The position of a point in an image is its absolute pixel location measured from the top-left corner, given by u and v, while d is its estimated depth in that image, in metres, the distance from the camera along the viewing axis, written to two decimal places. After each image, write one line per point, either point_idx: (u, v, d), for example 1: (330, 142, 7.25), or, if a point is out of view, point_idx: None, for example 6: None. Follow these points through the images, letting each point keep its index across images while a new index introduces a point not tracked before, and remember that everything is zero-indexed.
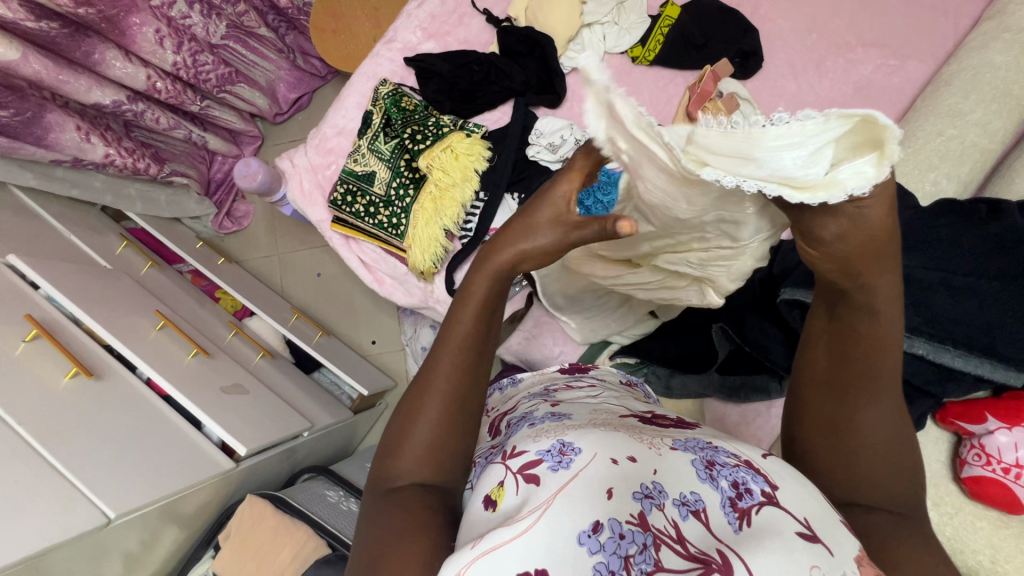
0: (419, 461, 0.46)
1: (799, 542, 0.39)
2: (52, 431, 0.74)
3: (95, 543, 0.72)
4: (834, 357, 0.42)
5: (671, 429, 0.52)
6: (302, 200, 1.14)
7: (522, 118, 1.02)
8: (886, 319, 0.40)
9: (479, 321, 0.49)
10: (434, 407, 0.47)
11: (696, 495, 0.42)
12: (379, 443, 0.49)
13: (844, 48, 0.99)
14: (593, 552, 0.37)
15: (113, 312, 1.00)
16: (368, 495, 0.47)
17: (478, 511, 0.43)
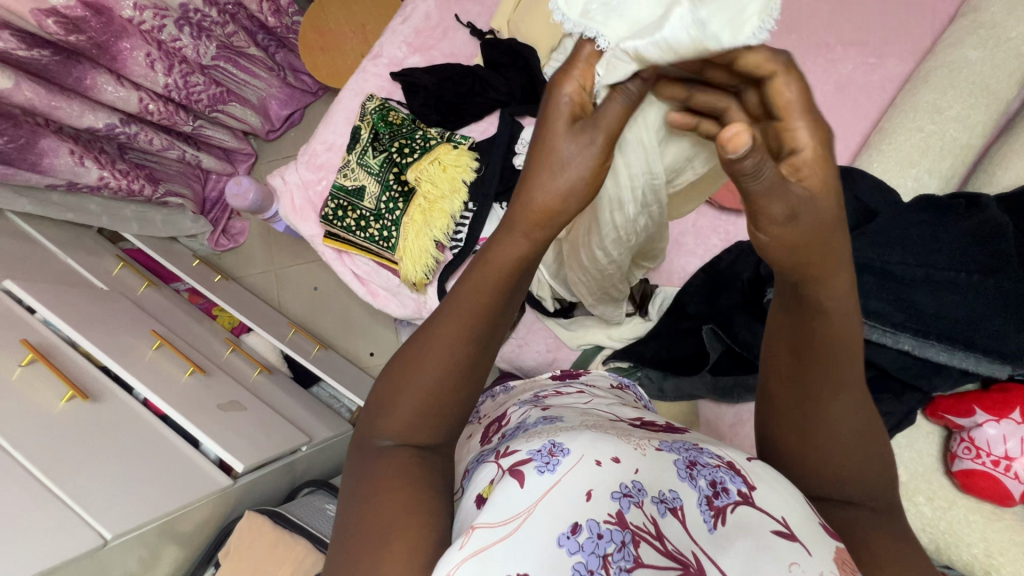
0: (408, 423, 0.44)
1: (774, 539, 0.40)
2: (50, 455, 0.74)
3: (94, 566, 0.72)
4: (794, 359, 0.43)
5: (661, 433, 0.52)
6: (293, 216, 1.16)
7: (508, 127, 1.03)
8: (840, 323, 0.41)
9: (490, 305, 0.43)
10: (427, 379, 0.43)
11: (675, 494, 0.42)
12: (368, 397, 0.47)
13: (824, 48, 1.00)
14: (572, 553, 0.38)
15: (109, 334, 1.01)
16: (355, 454, 0.46)
17: (470, 509, 0.43)
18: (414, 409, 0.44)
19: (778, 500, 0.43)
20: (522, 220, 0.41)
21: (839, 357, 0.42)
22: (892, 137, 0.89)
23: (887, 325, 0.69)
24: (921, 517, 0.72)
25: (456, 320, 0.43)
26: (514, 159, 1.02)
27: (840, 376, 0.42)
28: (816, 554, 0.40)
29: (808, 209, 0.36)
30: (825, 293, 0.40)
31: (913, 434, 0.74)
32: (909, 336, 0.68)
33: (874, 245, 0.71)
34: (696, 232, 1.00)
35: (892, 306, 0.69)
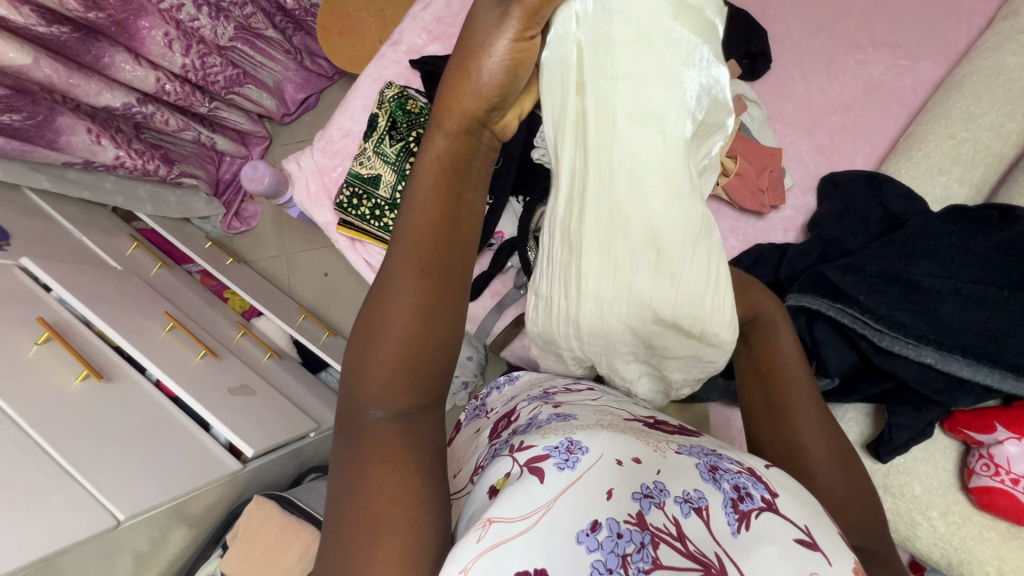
0: (392, 385, 0.42)
1: (796, 547, 0.40)
2: (63, 434, 0.74)
3: (107, 544, 0.73)
4: (760, 379, 0.55)
5: (676, 435, 0.53)
6: (308, 203, 1.15)
7: (528, 122, 1.03)
8: (780, 347, 0.56)
9: (440, 210, 0.42)
10: (394, 320, 0.42)
11: (700, 494, 0.42)
12: (343, 370, 0.45)
13: (855, 49, 0.98)
14: (591, 550, 0.38)
15: (124, 314, 1.01)
16: (343, 432, 0.44)
17: (484, 501, 0.43)
18: (389, 363, 0.42)
19: (801, 510, 0.43)
20: (437, 121, 0.42)
21: (793, 377, 0.54)
22: (921, 143, 0.87)
23: (910, 337, 0.69)
24: (933, 532, 0.71)
25: (406, 241, 0.42)
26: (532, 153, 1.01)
27: (790, 364, 0.55)
28: (838, 563, 0.40)
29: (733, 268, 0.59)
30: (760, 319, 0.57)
31: (929, 448, 0.73)
32: (932, 349, 0.68)
33: (901, 256, 0.72)
34: None
35: (916, 318, 0.69)
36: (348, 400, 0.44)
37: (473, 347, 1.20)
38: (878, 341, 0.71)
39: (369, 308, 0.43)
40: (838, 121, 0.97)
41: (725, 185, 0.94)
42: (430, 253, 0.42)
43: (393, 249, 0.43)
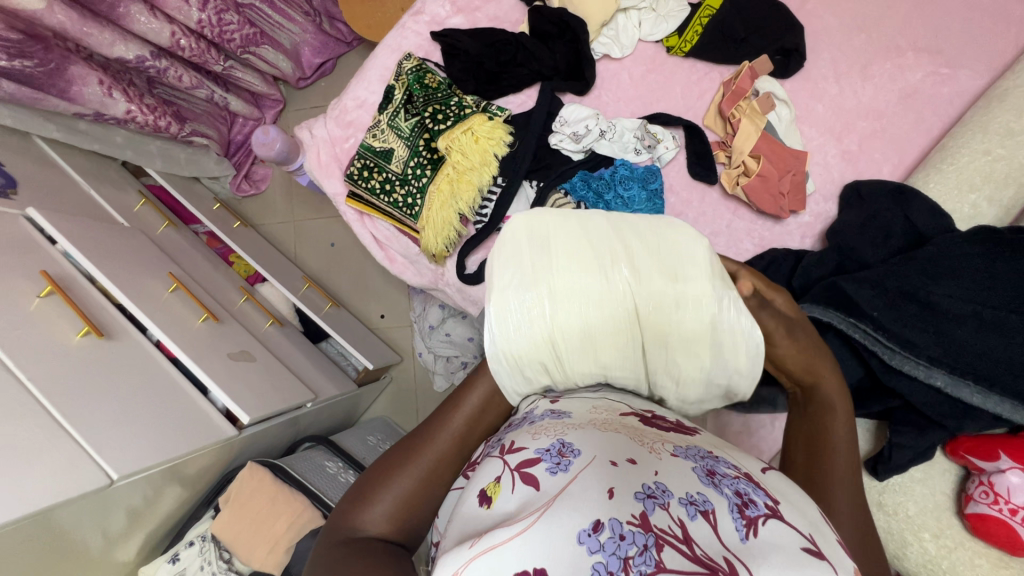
0: (391, 514, 0.52)
1: (805, 556, 0.40)
2: (62, 390, 0.74)
3: (102, 501, 0.74)
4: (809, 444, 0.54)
5: (671, 433, 0.52)
6: (318, 172, 1.13)
7: (547, 104, 1.01)
8: (836, 421, 0.55)
9: (480, 401, 0.58)
10: (412, 472, 0.54)
11: (705, 497, 0.42)
12: (349, 493, 0.54)
13: (894, 52, 0.94)
14: (593, 551, 0.38)
15: (127, 273, 1.01)
16: (332, 539, 0.51)
17: (474, 506, 0.46)
18: (397, 497, 0.53)
19: (802, 518, 0.44)
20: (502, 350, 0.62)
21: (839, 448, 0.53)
22: (954, 157, 0.84)
23: (922, 357, 0.67)
24: (924, 553, 0.71)
25: (449, 417, 0.57)
26: (550, 138, 1.00)
27: (837, 441, 0.54)
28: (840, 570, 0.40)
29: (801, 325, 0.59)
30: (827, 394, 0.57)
31: (928, 470, 0.72)
32: (943, 372, 0.66)
33: (920, 274, 0.70)
34: (730, 234, 0.97)
35: (931, 339, 0.67)
36: (346, 516, 0.53)
37: (474, 328, 1.38)
38: (888, 359, 0.70)
39: (407, 443, 0.56)
40: (869, 127, 0.94)
41: (744, 185, 0.93)
42: (469, 425, 0.57)
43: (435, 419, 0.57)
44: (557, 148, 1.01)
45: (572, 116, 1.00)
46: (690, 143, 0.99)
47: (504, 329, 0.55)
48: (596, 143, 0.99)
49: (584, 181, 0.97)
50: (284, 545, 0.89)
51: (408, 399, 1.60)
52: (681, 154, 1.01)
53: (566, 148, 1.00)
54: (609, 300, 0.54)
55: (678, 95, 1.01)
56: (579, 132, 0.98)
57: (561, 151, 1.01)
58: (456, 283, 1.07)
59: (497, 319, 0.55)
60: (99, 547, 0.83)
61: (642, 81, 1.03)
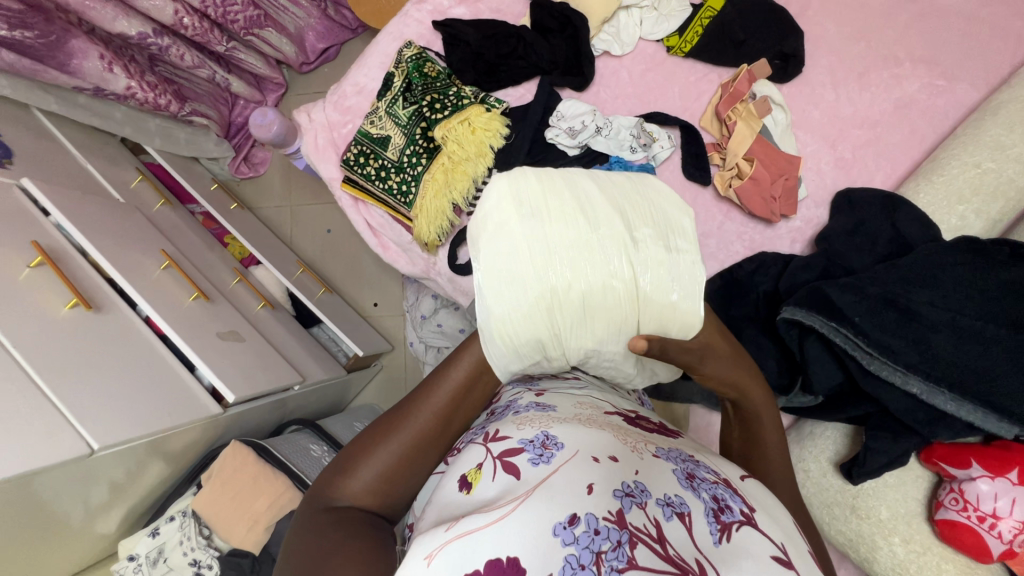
0: (371, 488, 0.52)
1: (773, 564, 0.41)
2: (48, 359, 0.75)
3: (84, 470, 0.75)
4: (746, 439, 0.61)
5: (654, 435, 0.56)
6: (315, 156, 1.13)
7: (545, 98, 1.01)
8: (767, 418, 0.61)
9: (467, 377, 0.57)
10: (392, 446, 0.53)
11: (682, 500, 0.44)
12: (331, 465, 0.55)
13: (892, 62, 0.94)
14: (566, 543, 0.39)
15: (120, 249, 1.01)
16: (310, 508, 0.52)
17: (454, 491, 0.47)
18: (376, 471, 0.53)
19: (778, 529, 0.45)
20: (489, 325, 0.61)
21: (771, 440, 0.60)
22: (945, 168, 0.84)
23: (900, 364, 0.68)
24: (892, 557, 0.72)
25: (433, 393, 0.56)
26: (547, 132, 1.00)
27: (769, 435, 0.60)
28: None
29: (715, 351, 0.58)
30: (756, 397, 0.61)
31: (901, 476, 0.73)
32: (919, 379, 0.67)
33: (903, 281, 0.71)
34: (721, 236, 0.97)
35: (909, 347, 0.68)
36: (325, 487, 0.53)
37: (466, 321, 1.39)
38: (867, 363, 0.70)
39: (390, 418, 0.56)
40: (863, 136, 0.95)
41: (736, 188, 0.94)
42: (452, 402, 0.56)
43: (419, 394, 0.57)
44: (553, 142, 1.01)
45: (569, 112, 1.00)
46: (685, 144, 1.00)
47: (497, 293, 0.56)
48: (591, 140, 0.99)
49: None
50: (263, 523, 0.89)
51: (397, 388, 1.61)
52: (676, 155, 1.01)
53: (561, 142, 1.00)
54: (605, 265, 0.56)
55: (675, 95, 1.02)
56: (575, 127, 0.98)
57: (556, 146, 1.01)
58: (447, 273, 1.08)
59: (490, 288, 0.56)
60: (79, 517, 0.84)
61: (641, 79, 1.03)
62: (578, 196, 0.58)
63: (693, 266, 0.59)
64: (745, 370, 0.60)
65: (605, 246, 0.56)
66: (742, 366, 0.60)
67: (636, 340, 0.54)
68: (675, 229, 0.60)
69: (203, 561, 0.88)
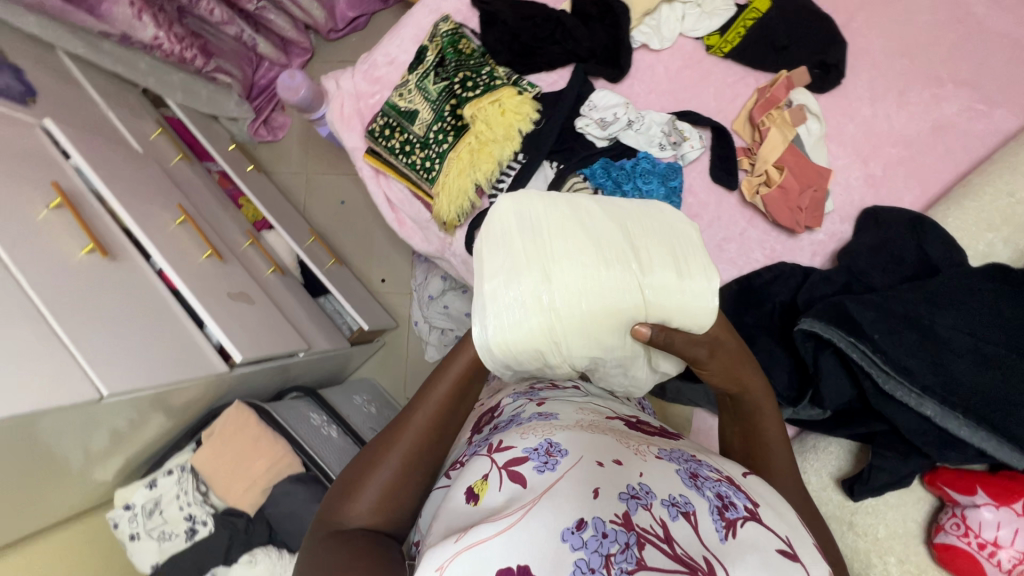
0: (374, 505, 0.52)
1: (778, 556, 0.42)
2: (61, 301, 0.74)
3: (89, 416, 0.74)
4: (745, 436, 0.60)
5: (655, 437, 0.56)
6: (340, 124, 1.12)
7: (578, 86, 1.00)
8: (767, 413, 0.60)
9: (458, 383, 0.56)
10: (392, 462, 0.53)
11: (686, 499, 0.44)
12: (333, 490, 0.54)
13: (933, 82, 0.93)
14: (575, 548, 0.39)
15: (137, 199, 1.00)
16: (317, 535, 0.51)
17: (461, 502, 0.46)
18: (378, 487, 0.52)
19: (782, 522, 0.46)
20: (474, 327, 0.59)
21: (772, 435, 0.60)
22: (977, 194, 0.83)
23: (916, 385, 0.68)
24: None
25: (426, 403, 0.55)
26: (577, 121, 0.99)
27: (770, 431, 0.60)
28: (811, 571, 0.43)
29: (714, 343, 0.58)
30: (755, 391, 0.60)
31: (903, 497, 0.73)
32: (935, 403, 0.67)
33: (927, 301, 0.70)
34: (742, 242, 0.96)
35: (927, 367, 0.68)
36: (329, 513, 0.52)
37: None
38: (882, 382, 0.70)
39: (387, 433, 0.55)
40: (896, 154, 0.93)
41: (764, 195, 0.93)
42: (445, 408, 0.55)
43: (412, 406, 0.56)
44: (582, 132, 1.00)
45: (602, 102, 0.99)
46: (716, 145, 0.98)
47: (505, 307, 0.56)
48: (621, 133, 0.98)
49: (604, 168, 0.96)
50: (260, 485, 0.89)
51: (397, 366, 1.61)
52: (705, 156, 1.00)
53: (591, 133, 0.99)
54: (614, 283, 0.56)
55: (710, 96, 1.00)
56: (607, 118, 0.98)
57: (585, 136, 1.00)
58: (463, 255, 1.06)
59: (496, 301, 0.56)
60: (79, 462, 0.84)
61: (677, 76, 1.01)
62: (585, 219, 0.59)
63: (707, 283, 0.59)
64: (743, 363, 0.59)
65: (611, 269, 0.57)
66: (742, 358, 0.60)
67: (638, 328, 0.56)
68: (682, 250, 0.60)
69: (198, 516, 0.88)
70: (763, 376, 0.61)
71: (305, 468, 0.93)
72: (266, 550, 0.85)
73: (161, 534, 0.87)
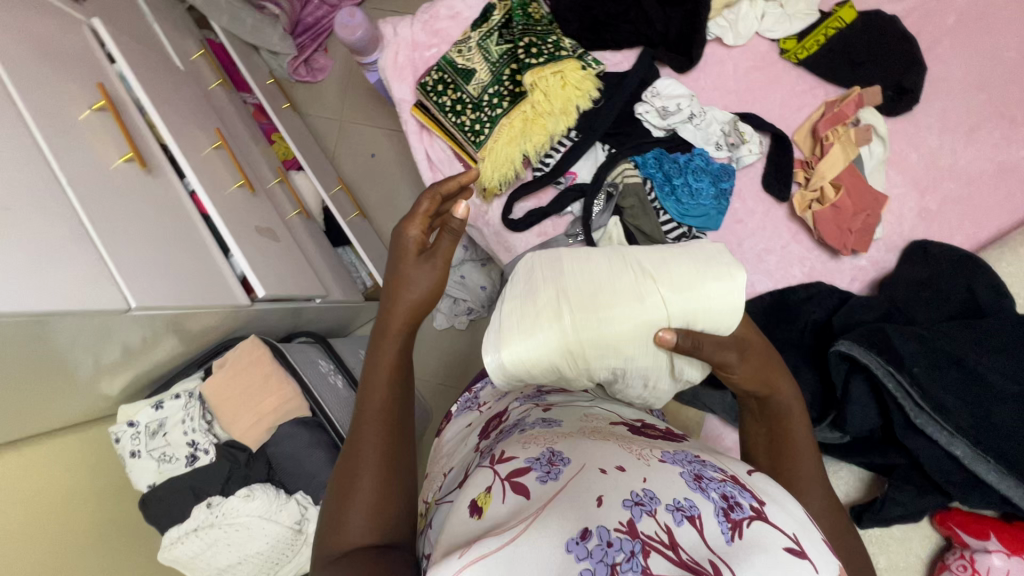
0: (371, 522, 0.52)
1: (784, 555, 0.39)
2: (97, 206, 0.72)
3: (108, 325, 0.72)
4: (772, 439, 0.59)
5: (661, 440, 0.55)
6: (391, 73, 1.07)
7: (643, 71, 0.97)
8: (794, 416, 0.59)
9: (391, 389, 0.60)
10: (368, 480, 0.54)
11: (691, 502, 0.42)
12: (322, 527, 0.54)
13: (1007, 122, 0.90)
14: (580, 558, 0.38)
15: (176, 116, 0.97)
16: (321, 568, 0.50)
17: (466, 517, 0.47)
18: (368, 504, 0.52)
19: (791, 520, 0.43)
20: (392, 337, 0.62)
21: (800, 438, 0.58)
22: None
23: (951, 424, 0.66)
24: None
25: (368, 417, 0.58)
26: (637, 105, 0.97)
27: (797, 433, 0.59)
28: (822, 571, 0.41)
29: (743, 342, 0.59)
30: (783, 393, 0.59)
31: (910, 532, 0.73)
32: (965, 443, 0.66)
33: (978, 344, 0.69)
34: (783, 255, 0.94)
35: (964, 408, 0.67)
36: (327, 542, 0.52)
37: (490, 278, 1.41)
38: (913, 416, 0.69)
39: (348, 462, 0.56)
40: (955, 191, 0.91)
41: (816, 211, 0.91)
42: (389, 414, 0.58)
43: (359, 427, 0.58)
44: (640, 118, 0.97)
45: (666, 91, 0.96)
46: (774, 153, 0.96)
47: (521, 334, 0.61)
48: (680, 125, 0.96)
49: (657, 159, 0.95)
50: (266, 422, 0.89)
51: None
52: (760, 162, 0.97)
53: (649, 120, 0.97)
54: (627, 308, 0.60)
55: (776, 102, 0.97)
56: (668, 108, 0.95)
57: (642, 123, 0.98)
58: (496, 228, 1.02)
59: (513, 330, 0.61)
60: (88, 372, 0.83)
61: (746, 76, 0.98)
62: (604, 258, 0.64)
63: (727, 298, 0.60)
64: (771, 364, 0.59)
65: (622, 298, 0.61)
66: (770, 358, 0.60)
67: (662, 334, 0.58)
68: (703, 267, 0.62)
69: (202, 444, 0.87)
70: (792, 379, 0.61)
71: (312, 413, 0.93)
72: (265, 488, 0.85)
73: (162, 454, 0.86)
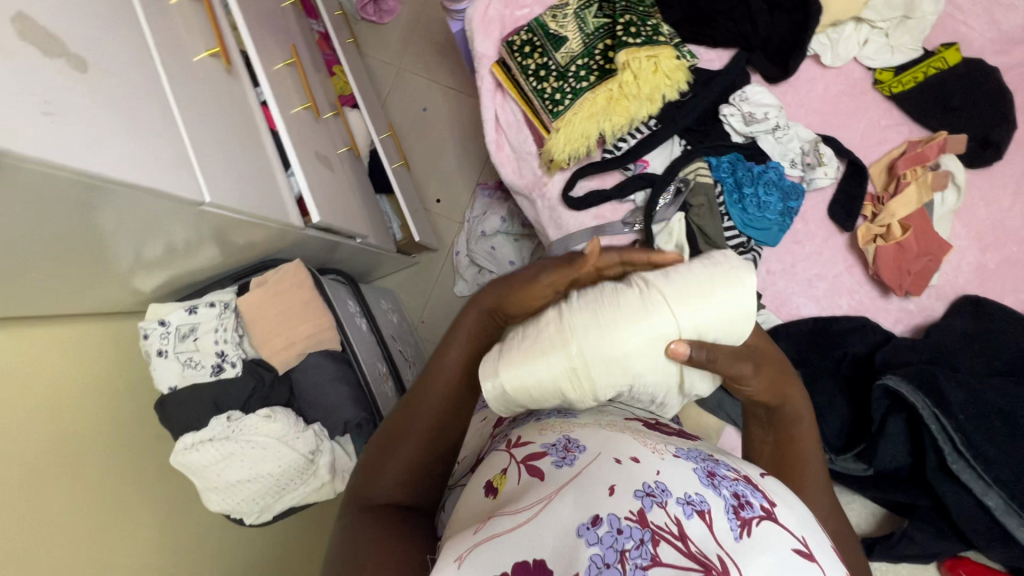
0: (401, 481, 0.57)
1: (794, 557, 0.40)
2: (183, 94, 0.70)
3: (162, 219, 0.67)
4: (776, 448, 0.61)
5: (675, 438, 0.54)
6: (478, 26, 1.02)
7: (735, 74, 0.96)
8: (800, 428, 0.61)
9: (462, 371, 0.60)
10: (410, 448, 0.58)
11: (701, 498, 0.42)
12: (358, 471, 0.60)
13: None
14: (591, 543, 0.39)
15: (258, 23, 0.94)
16: (350, 510, 0.57)
17: (481, 496, 0.49)
18: (402, 469, 0.57)
19: (797, 519, 0.43)
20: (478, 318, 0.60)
21: (805, 451, 0.60)
22: None
23: (991, 475, 0.67)
24: None
25: (428, 395, 0.59)
26: (723, 107, 0.96)
27: (802, 446, 0.60)
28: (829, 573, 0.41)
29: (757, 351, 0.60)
30: (793, 406, 0.61)
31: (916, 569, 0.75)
32: (1001, 495, 0.66)
33: None
34: (834, 283, 0.94)
35: (1006, 462, 0.67)
36: (359, 489, 0.58)
37: (521, 255, 1.41)
38: (950, 460, 0.70)
39: (394, 427, 0.59)
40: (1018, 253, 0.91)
41: (879, 246, 0.90)
42: (449, 400, 0.59)
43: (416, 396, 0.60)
44: (723, 120, 0.97)
45: (754, 97, 0.95)
46: (847, 181, 0.95)
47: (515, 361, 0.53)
48: (762, 134, 0.95)
49: (731, 164, 0.94)
50: (298, 347, 0.88)
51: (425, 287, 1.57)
52: (830, 188, 0.97)
53: (731, 124, 0.96)
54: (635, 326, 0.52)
55: (859, 131, 0.96)
56: (754, 115, 0.94)
57: (723, 125, 0.97)
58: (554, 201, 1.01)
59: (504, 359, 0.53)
60: (129, 264, 0.80)
61: (834, 100, 0.97)
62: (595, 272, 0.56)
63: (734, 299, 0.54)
64: (784, 377, 0.61)
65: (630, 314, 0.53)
66: (784, 371, 0.61)
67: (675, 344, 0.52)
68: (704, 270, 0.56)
69: (230, 356, 0.85)
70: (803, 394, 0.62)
71: (342, 348, 0.92)
72: (287, 412, 0.85)
73: (189, 359, 0.85)
